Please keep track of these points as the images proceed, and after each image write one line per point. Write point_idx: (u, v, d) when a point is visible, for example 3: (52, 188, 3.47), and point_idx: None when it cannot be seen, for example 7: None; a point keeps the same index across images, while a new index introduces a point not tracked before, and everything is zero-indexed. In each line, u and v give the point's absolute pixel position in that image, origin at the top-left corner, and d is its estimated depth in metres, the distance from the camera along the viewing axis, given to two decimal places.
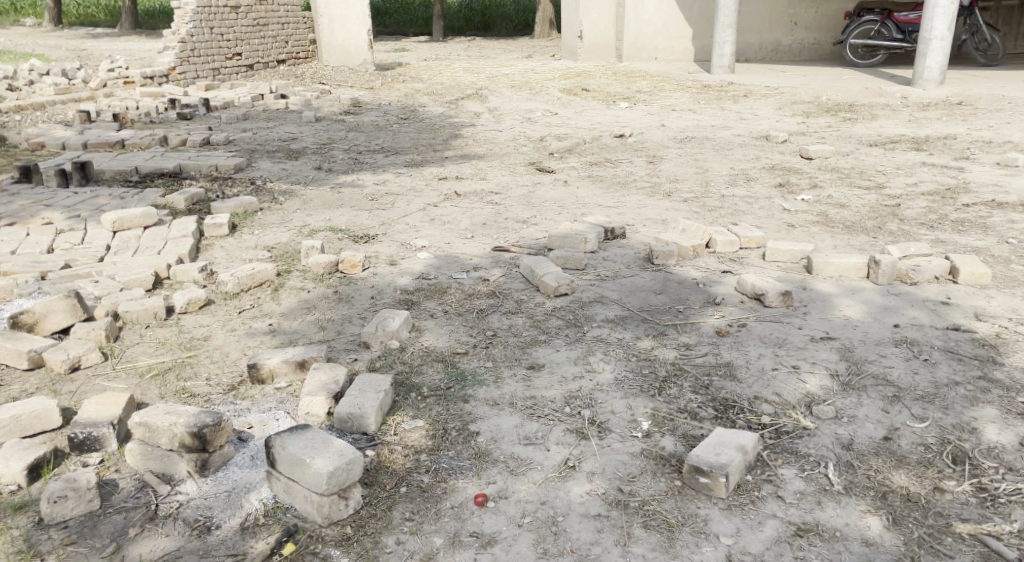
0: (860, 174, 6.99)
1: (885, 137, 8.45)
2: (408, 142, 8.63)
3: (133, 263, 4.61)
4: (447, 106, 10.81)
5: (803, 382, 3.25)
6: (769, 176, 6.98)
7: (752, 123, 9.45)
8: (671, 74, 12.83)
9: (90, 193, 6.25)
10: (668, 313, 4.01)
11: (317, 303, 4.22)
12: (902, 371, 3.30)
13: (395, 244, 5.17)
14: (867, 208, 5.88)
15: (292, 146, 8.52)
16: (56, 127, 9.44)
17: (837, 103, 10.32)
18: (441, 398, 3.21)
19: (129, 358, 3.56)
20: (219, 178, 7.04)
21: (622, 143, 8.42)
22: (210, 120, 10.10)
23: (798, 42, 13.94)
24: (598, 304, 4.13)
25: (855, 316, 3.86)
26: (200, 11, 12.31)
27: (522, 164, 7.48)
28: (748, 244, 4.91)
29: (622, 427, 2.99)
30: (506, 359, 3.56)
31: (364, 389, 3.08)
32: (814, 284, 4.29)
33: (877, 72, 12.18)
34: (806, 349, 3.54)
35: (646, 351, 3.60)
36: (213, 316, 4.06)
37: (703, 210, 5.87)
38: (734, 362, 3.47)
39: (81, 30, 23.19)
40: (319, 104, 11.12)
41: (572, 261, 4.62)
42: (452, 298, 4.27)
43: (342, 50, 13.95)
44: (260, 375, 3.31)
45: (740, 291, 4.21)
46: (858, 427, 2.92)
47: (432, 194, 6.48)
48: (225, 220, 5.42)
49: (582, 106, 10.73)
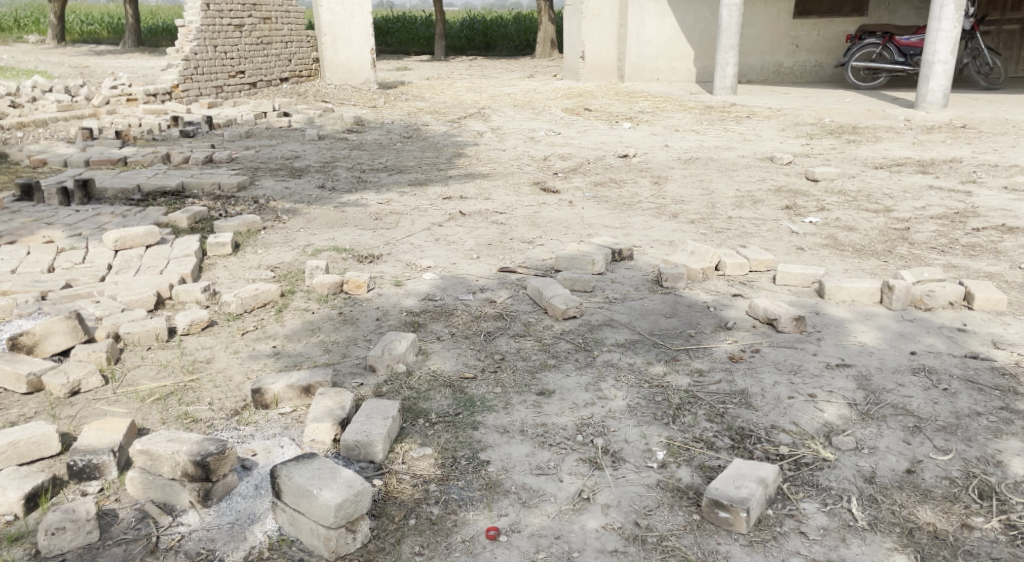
0: (867, 197, 6.93)
1: (890, 160, 8.42)
2: (412, 161, 8.58)
3: (135, 283, 4.54)
4: (450, 125, 10.79)
5: (820, 411, 3.19)
6: (776, 198, 6.93)
7: (756, 145, 9.42)
8: (673, 95, 12.83)
9: (92, 211, 6.19)
10: (679, 338, 3.93)
11: (321, 325, 4.15)
12: (921, 401, 3.24)
13: (400, 264, 5.11)
14: (877, 231, 5.82)
15: (295, 164, 8.48)
16: (58, 144, 9.40)
17: (841, 125, 10.31)
18: (450, 424, 3.13)
19: (130, 381, 3.48)
20: (223, 196, 6.99)
21: (627, 164, 8.38)
22: (213, 138, 10.06)
23: (800, 63, 13.95)
24: (607, 328, 4.06)
25: (870, 342, 3.80)
26: (204, 29, 12.34)
27: (526, 184, 7.43)
28: (758, 267, 4.84)
29: (636, 456, 2.92)
30: (515, 384, 3.48)
31: (371, 416, 2.99)
32: (826, 309, 4.22)
33: (880, 94, 12.20)
34: (822, 376, 3.46)
35: (658, 377, 3.53)
36: (216, 338, 3.99)
37: (711, 231, 5.81)
38: (748, 389, 3.39)
39: (84, 48, 23.29)
40: (321, 123, 11.10)
41: (580, 283, 4.55)
42: (459, 321, 4.19)
43: (345, 68, 13.96)
44: (265, 400, 3.23)
45: (751, 315, 4.14)
46: (879, 459, 2.86)
47: (437, 214, 6.42)
48: (228, 239, 5.36)
49: (585, 126, 10.71)
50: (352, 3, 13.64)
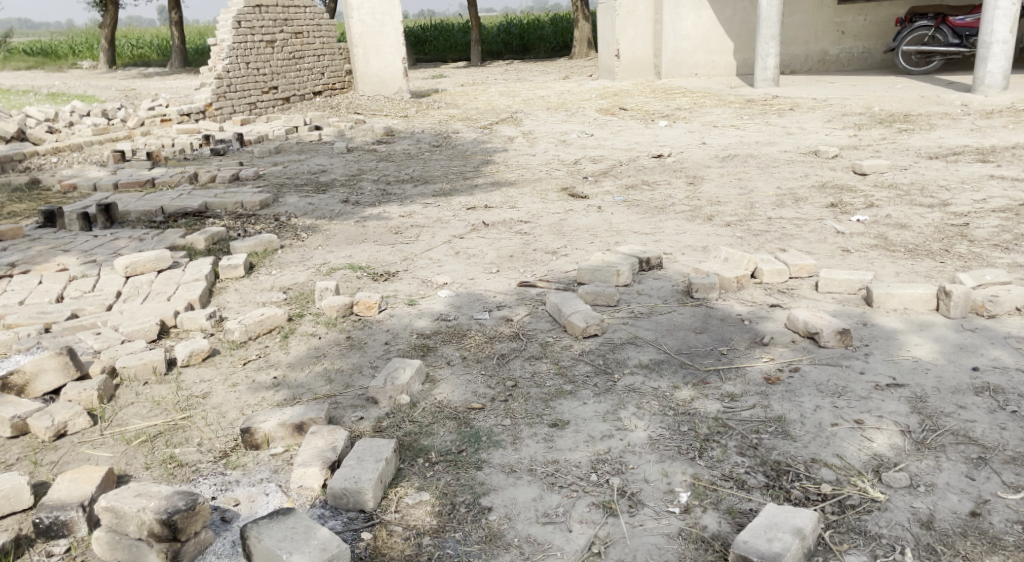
0: (921, 190, 6.45)
1: (946, 149, 7.89)
2: (439, 170, 8.35)
3: (139, 312, 4.38)
4: (481, 131, 10.55)
5: (868, 441, 2.83)
6: (820, 195, 6.49)
7: (799, 138, 8.95)
8: (713, 89, 12.38)
9: (111, 235, 6.09)
10: (709, 357, 3.59)
11: (326, 352, 3.91)
12: (986, 427, 2.85)
13: (416, 282, 4.86)
14: (932, 228, 5.38)
15: (320, 179, 8.31)
16: (90, 168, 9.42)
17: (891, 113, 9.77)
18: (452, 464, 2.85)
19: (119, 422, 3.29)
20: (244, 215, 6.86)
21: (661, 164, 8.01)
22: (243, 155, 9.99)
23: (846, 50, 13.36)
24: (631, 347, 3.74)
25: (926, 357, 3.41)
26: (236, 46, 12.33)
27: (554, 190, 7.12)
28: (798, 273, 4.46)
29: (656, 500, 2.59)
30: (526, 415, 3.18)
31: (363, 457, 2.74)
32: (875, 319, 3.84)
33: (933, 79, 11.57)
34: (870, 400, 3.10)
35: (685, 403, 3.19)
36: (216, 369, 3.79)
37: (748, 234, 5.43)
38: (786, 416, 3.04)
39: (133, 71, 23.79)
40: (352, 134, 10.96)
41: (603, 296, 4.23)
42: (472, 343, 3.91)
43: (377, 79, 13.83)
44: (255, 440, 3.00)
45: (791, 329, 3.77)
46: (938, 498, 2.49)
47: (460, 225, 6.16)
48: (241, 260, 5.18)
49: (620, 126, 10.35)
50: (383, 12, 13.52)
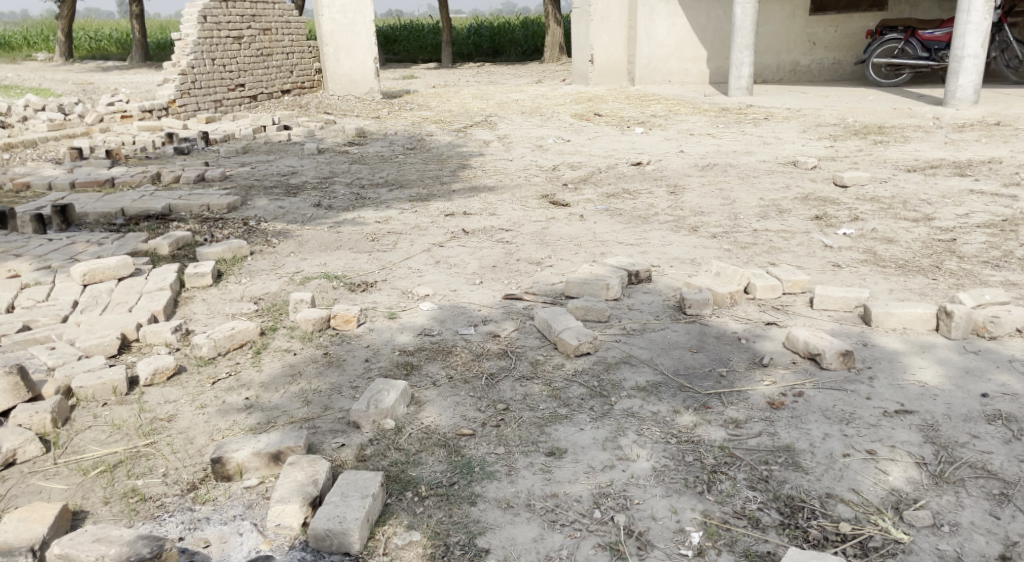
0: (903, 204, 6.40)
1: (922, 162, 7.87)
2: (413, 174, 8.11)
3: (97, 325, 4.10)
4: (455, 134, 10.33)
5: (884, 474, 2.69)
6: (804, 207, 6.40)
7: (776, 148, 8.89)
8: (686, 97, 12.32)
9: (67, 239, 5.76)
10: (709, 379, 3.42)
11: (302, 370, 3.67)
12: (1003, 459, 2.75)
13: (395, 293, 4.63)
14: (919, 243, 5.29)
15: (291, 181, 8.03)
16: (44, 166, 9.01)
17: (865, 125, 9.77)
18: (443, 498, 2.65)
19: (74, 449, 3.03)
20: (210, 218, 6.56)
21: (640, 172, 7.87)
22: (208, 154, 9.64)
23: (817, 61, 13.40)
24: (626, 367, 3.56)
25: (932, 381, 3.29)
26: (201, 42, 11.93)
27: (534, 197, 6.94)
28: (792, 288, 4.33)
29: (666, 541, 2.44)
30: (521, 442, 2.99)
31: (347, 493, 2.53)
32: (875, 339, 3.71)
33: (903, 91, 11.65)
34: (880, 427, 2.96)
35: (688, 430, 3.03)
36: (182, 388, 3.53)
37: (736, 247, 5.30)
38: (794, 445, 2.88)
39: (91, 64, 23.08)
40: (322, 135, 10.66)
41: (594, 312, 4.05)
42: (457, 360, 3.70)
43: (347, 78, 13.52)
44: (226, 471, 2.78)
45: (791, 349, 3.62)
46: (964, 540, 2.40)
47: (438, 233, 5.94)
48: (208, 268, 4.90)
49: (596, 132, 10.21)
50: (354, 11, 13.22)
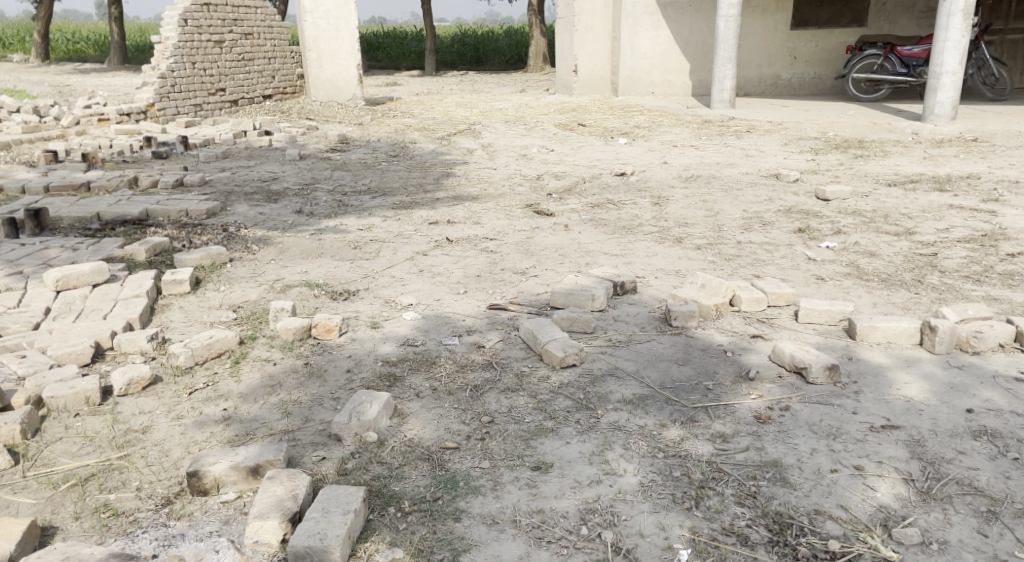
0: (885, 218, 6.44)
1: (903, 176, 7.94)
2: (396, 182, 8.05)
3: (71, 333, 4.02)
4: (439, 142, 10.29)
5: (872, 490, 2.68)
6: (787, 220, 6.42)
7: (759, 161, 8.93)
8: (669, 109, 12.37)
9: (41, 243, 5.66)
10: (695, 392, 3.39)
11: (283, 381, 3.60)
12: (990, 475, 2.75)
13: (378, 302, 4.58)
14: (902, 257, 5.32)
15: (272, 187, 7.95)
16: (19, 168, 8.87)
17: (846, 139, 9.85)
18: (427, 515, 2.61)
19: (44, 461, 2.97)
20: (189, 223, 6.47)
21: (624, 182, 7.87)
22: (187, 159, 9.54)
23: (798, 75, 13.51)
24: (611, 379, 3.52)
25: (918, 397, 3.29)
26: (182, 45, 11.82)
27: (518, 206, 6.91)
28: (777, 301, 4.33)
29: (654, 558, 2.43)
30: (506, 456, 2.95)
31: (329, 509, 2.49)
32: (860, 354, 3.70)
33: (882, 106, 11.78)
34: (868, 442, 2.95)
35: (675, 444, 3.00)
36: (157, 399, 3.46)
37: (720, 259, 5.30)
38: (782, 460, 2.86)
39: (69, 67, 22.84)
40: (304, 141, 10.58)
41: (579, 323, 4.02)
42: (441, 372, 3.65)
43: (330, 85, 13.44)
44: (203, 485, 2.73)
45: (776, 363, 3.61)
46: (953, 558, 2.39)
47: (422, 241, 5.89)
48: (187, 275, 4.82)
49: (580, 142, 10.20)
50: (337, 17, 13.15)
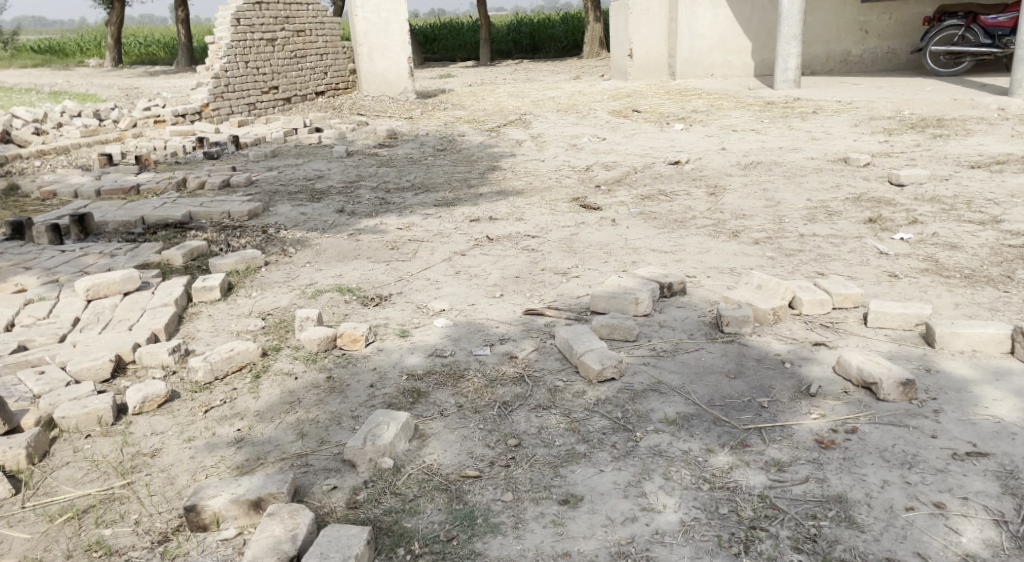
0: (967, 204, 5.88)
1: (988, 157, 7.29)
2: (441, 177, 7.81)
3: (94, 346, 3.88)
4: (488, 134, 10.02)
5: (956, 535, 2.32)
6: (856, 209, 5.92)
7: (826, 144, 8.37)
8: (730, 91, 11.81)
9: (81, 249, 5.60)
10: (748, 411, 3.03)
11: (302, 397, 3.39)
12: None
13: (410, 308, 4.33)
14: (987, 249, 4.79)
15: (316, 185, 7.81)
16: (74, 173, 8.96)
17: (922, 117, 9.17)
18: (439, 558, 2.36)
19: (46, 490, 2.81)
20: (229, 226, 6.35)
21: (679, 171, 7.45)
22: (237, 159, 9.50)
23: (870, 51, 12.75)
24: (654, 396, 3.18)
25: (1011, 417, 2.86)
26: (235, 45, 11.83)
27: (564, 200, 6.59)
28: (843, 303, 3.91)
29: None
30: (533, 486, 2.66)
31: (327, 554, 2.25)
32: (941, 364, 3.28)
33: (963, 81, 10.97)
34: (951, 473, 2.57)
35: (723, 473, 2.66)
36: (172, 418, 3.28)
37: (780, 255, 4.87)
38: (847, 495, 2.50)
39: (139, 70, 23.34)
40: (353, 137, 10.45)
41: (620, 330, 3.69)
42: (469, 387, 3.37)
43: (382, 78, 13.29)
44: (202, 521, 2.53)
45: (843, 376, 3.21)
46: None
47: (462, 240, 5.63)
48: (217, 281, 4.66)
49: (634, 130, 9.79)
50: (388, 10, 12.97)
